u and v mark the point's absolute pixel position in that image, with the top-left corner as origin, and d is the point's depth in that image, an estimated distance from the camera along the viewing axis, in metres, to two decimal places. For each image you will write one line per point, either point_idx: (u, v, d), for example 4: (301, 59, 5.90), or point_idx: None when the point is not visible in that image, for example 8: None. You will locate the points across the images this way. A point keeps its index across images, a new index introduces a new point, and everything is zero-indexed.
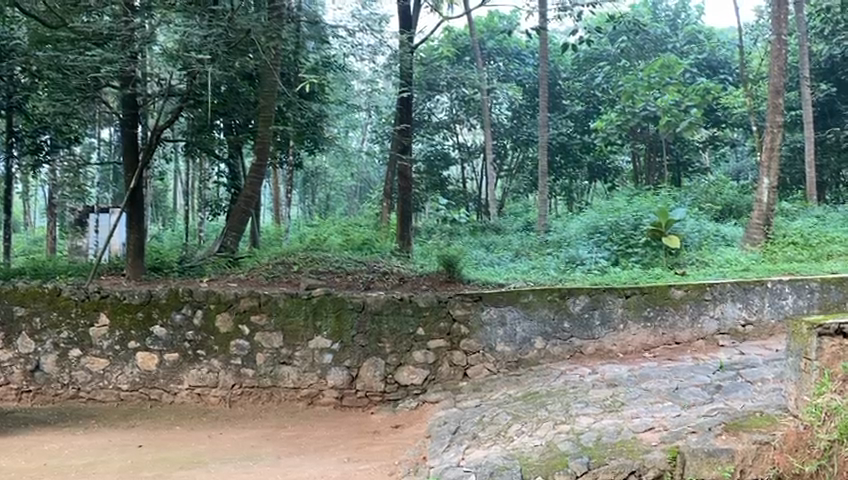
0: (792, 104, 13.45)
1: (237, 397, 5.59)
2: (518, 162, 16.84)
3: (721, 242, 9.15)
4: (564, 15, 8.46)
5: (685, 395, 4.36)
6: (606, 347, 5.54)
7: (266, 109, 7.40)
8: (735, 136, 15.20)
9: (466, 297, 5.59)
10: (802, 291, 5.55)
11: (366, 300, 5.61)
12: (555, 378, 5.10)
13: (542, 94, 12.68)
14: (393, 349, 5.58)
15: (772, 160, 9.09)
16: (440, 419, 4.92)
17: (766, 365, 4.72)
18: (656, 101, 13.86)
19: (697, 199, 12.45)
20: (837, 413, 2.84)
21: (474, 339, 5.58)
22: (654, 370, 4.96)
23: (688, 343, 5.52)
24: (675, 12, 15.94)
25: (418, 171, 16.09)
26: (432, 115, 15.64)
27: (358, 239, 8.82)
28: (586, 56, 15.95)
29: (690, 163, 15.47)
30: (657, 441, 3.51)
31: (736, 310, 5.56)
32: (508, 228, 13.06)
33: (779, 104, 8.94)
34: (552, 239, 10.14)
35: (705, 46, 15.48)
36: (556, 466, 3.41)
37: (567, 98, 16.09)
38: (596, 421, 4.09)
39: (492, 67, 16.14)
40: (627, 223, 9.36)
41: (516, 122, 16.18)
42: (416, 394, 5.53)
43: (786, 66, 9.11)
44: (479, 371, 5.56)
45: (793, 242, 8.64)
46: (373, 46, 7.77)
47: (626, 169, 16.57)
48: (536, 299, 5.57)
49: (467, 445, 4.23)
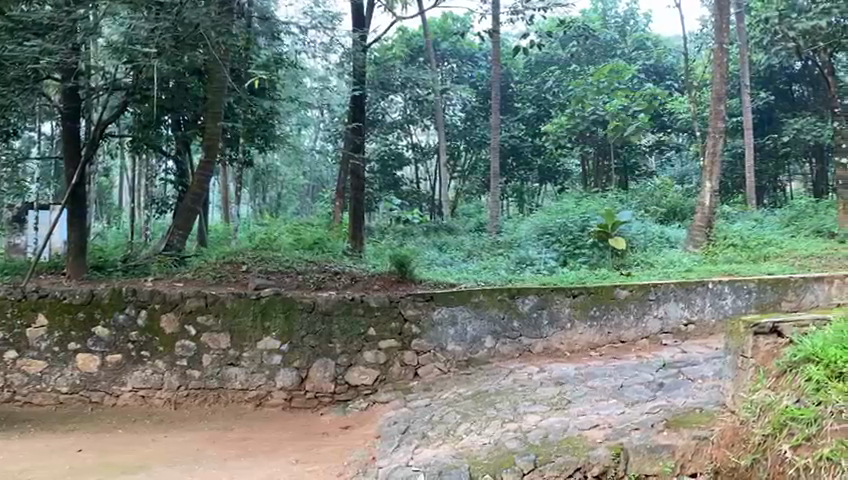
0: (733, 111, 13.92)
1: (182, 399, 5.45)
2: (471, 163, 16.78)
3: (665, 244, 9.42)
4: (516, 18, 8.63)
5: (629, 393, 4.46)
6: (554, 346, 5.63)
7: (215, 106, 7.31)
8: (679, 140, 15.79)
9: (418, 297, 5.61)
10: (741, 291, 5.73)
11: (317, 300, 5.55)
12: (504, 377, 5.15)
13: (495, 97, 12.81)
14: (344, 349, 5.54)
15: (714, 165, 9.38)
16: (389, 419, 4.92)
17: (706, 364, 4.87)
18: (604, 105, 14.20)
19: (642, 202, 12.77)
20: (769, 409, 2.74)
21: (425, 339, 5.60)
22: (599, 369, 5.06)
23: (632, 342, 5.66)
24: (623, 19, 16.40)
25: (370, 170, 16.24)
26: (386, 115, 15.80)
27: (309, 239, 8.73)
28: (537, 61, 16.31)
29: (637, 167, 15.80)
30: (602, 439, 3.59)
31: (678, 310, 5.72)
32: (460, 229, 13.10)
33: (721, 110, 9.22)
34: (504, 239, 10.25)
35: (652, 53, 15.97)
36: (503, 465, 3.53)
37: (519, 101, 16.35)
38: (543, 419, 4.16)
39: (445, 68, 16.34)
40: (575, 225, 9.52)
41: (469, 124, 16.27)
42: (366, 395, 5.50)
43: (726, 74, 9.42)
44: (430, 371, 5.58)
45: (733, 245, 8.94)
46: (325, 44, 7.56)
47: (577, 172, 16.60)
48: (487, 299, 5.63)
49: (416, 445, 4.24)
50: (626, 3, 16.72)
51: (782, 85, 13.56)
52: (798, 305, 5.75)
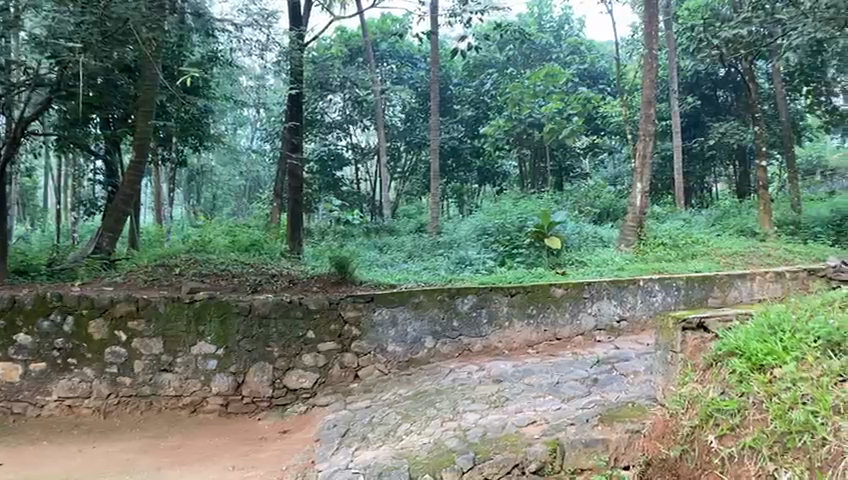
0: (662, 115, 14.44)
1: (113, 408, 5.24)
2: (411, 165, 16.93)
3: (598, 243, 9.67)
4: (454, 21, 8.76)
5: (565, 389, 4.57)
6: (493, 344, 5.71)
7: (146, 104, 7.01)
8: (612, 143, 16.02)
9: (358, 298, 5.57)
10: (670, 289, 5.97)
11: (253, 303, 5.44)
12: (444, 377, 5.18)
13: (434, 98, 12.78)
14: (282, 352, 5.45)
15: (644, 166, 9.70)
16: (329, 422, 4.87)
17: (637, 359, 5.04)
18: (540, 109, 14.65)
19: (577, 202, 13.09)
20: (698, 402, 2.83)
21: (365, 341, 5.57)
22: (537, 366, 5.15)
23: (568, 339, 5.79)
24: (559, 24, 16.72)
25: (308, 171, 15.90)
26: (325, 115, 15.55)
27: (245, 240, 8.55)
28: (475, 63, 16.25)
29: (572, 169, 16.25)
30: (539, 435, 3.69)
31: (611, 307, 5.90)
32: (401, 230, 13.14)
33: (651, 113, 9.53)
34: (445, 240, 10.31)
35: (586, 58, 16.54)
36: (442, 464, 3.56)
37: (457, 102, 16.29)
38: (482, 417, 4.20)
39: (385, 69, 16.29)
40: (513, 225, 9.69)
41: (409, 125, 16.36)
42: (305, 398, 5.42)
43: (656, 78, 9.72)
44: (370, 372, 5.55)
45: (662, 244, 9.27)
46: (261, 43, 7.18)
47: (513, 173, 16.86)
48: (427, 299, 5.64)
49: (356, 447, 4.21)
50: (560, 8, 17.06)
51: (707, 90, 14.15)
52: (722, 300, 6.04)
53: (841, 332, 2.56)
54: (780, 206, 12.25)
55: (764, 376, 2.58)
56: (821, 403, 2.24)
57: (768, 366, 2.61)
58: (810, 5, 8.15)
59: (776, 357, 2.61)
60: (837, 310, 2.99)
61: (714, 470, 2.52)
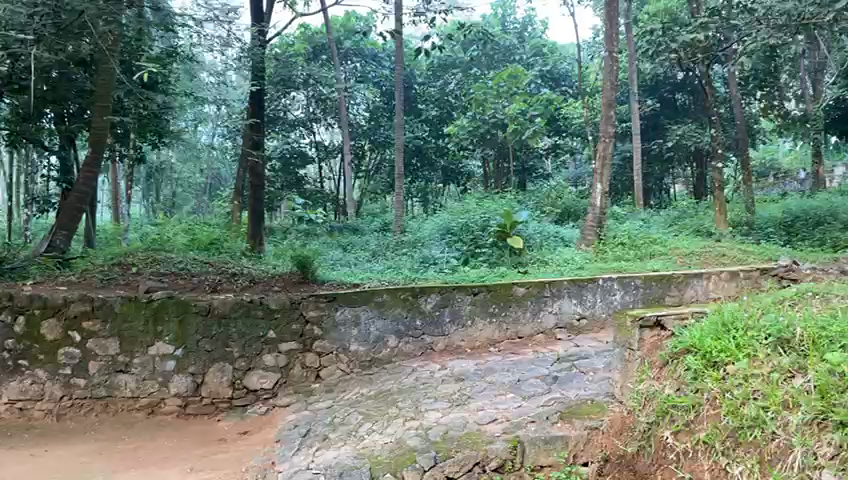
0: (622, 117, 14.71)
1: (66, 410, 5.11)
2: (375, 164, 16.82)
3: (559, 242, 9.79)
4: (419, 20, 8.72)
5: (526, 387, 4.61)
6: (456, 343, 5.74)
7: (103, 99, 6.86)
8: (574, 145, 16.43)
9: (320, 298, 5.53)
10: (629, 287, 6.09)
11: (213, 303, 5.36)
12: (406, 376, 5.18)
13: (399, 98, 12.76)
14: (242, 353, 5.38)
15: (605, 168, 9.86)
16: (290, 423, 4.82)
17: (597, 356, 5.12)
18: (504, 109, 14.59)
19: (539, 202, 13.23)
20: (655, 398, 2.88)
21: (327, 341, 5.53)
22: (499, 364, 5.19)
23: (529, 337, 5.86)
24: (522, 25, 16.92)
25: (271, 169, 15.52)
26: (288, 112, 15.38)
27: (204, 239, 8.40)
28: (440, 62, 16.30)
29: (534, 169, 16.43)
30: (499, 432, 3.74)
31: (572, 305, 5.99)
32: (365, 229, 13.09)
33: (611, 115, 9.70)
34: (408, 239, 10.32)
35: (549, 59, 16.76)
36: (403, 463, 3.56)
37: (421, 102, 16.38)
38: (444, 415, 4.22)
39: (349, 67, 16.14)
40: (476, 224, 9.73)
41: (373, 123, 16.16)
42: (266, 398, 5.36)
43: (616, 80, 9.86)
44: (332, 372, 5.52)
45: (622, 243, 9.44)
46: (223, 39, 7.15)
47: (478, 173, 16.74)
48: (390, 299, 5.64)
49: (317, 448, 4.19)
50: (524, 10, 17.24)
51: (667, 93, 14.45)
52: (679, 299, 6.18)
53: (790, 329, 2.64)
54: (734, 207, 12.59)
55: (717, 373, 2.65)
56: (771, 399, 2.30)
57: (721, 363, 2.68)
58: (763, 11, 8.47)
59: (729, 354, 2.68)
60: (787, 308, 3.08)
61: (669, 465, 2.58)
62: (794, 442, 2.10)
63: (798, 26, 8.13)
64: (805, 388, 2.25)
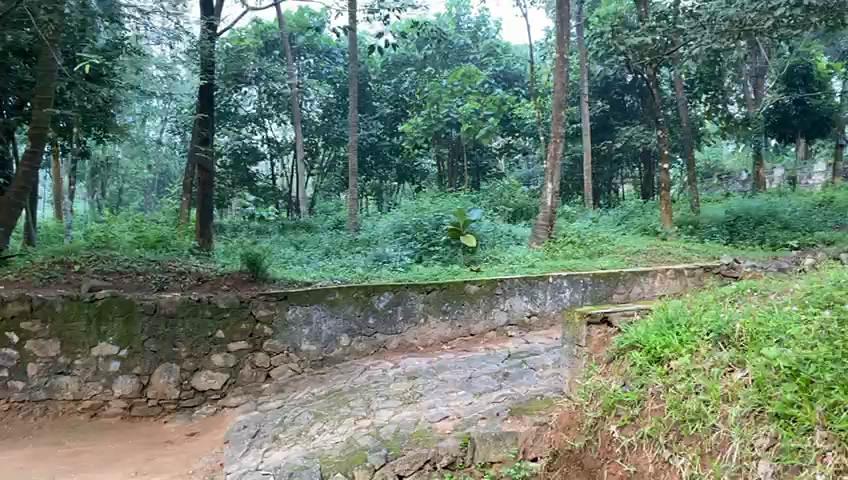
0: (573, 118, 14.98)
1: (3, 414, 4.92)
2: (329, 161, 16.77)
3: (511, 240, 9.91)
4: (373, 17, 8.70)
5: (477, 384, 4.64)
6: (408, 341, 5.76)
7: (44, 90, 6.50)
8: (526, 144, 16.47)
9: (270, 297, 5.45)
10: (578, 285, 6.21)
11: (159, 302, 5.23)
12: (359, 375, 5.15)
13: (352, 94, 12.64)
14: (189, 353, 5.25)
15: (555, 168, 9.99)
16: (240, 423, 4.74)
17: (546, 353, 5.20)
18: (457, 108, 14.77)
19: (492, 201, 13.40)
20: (602, 394, 2.93)
21: (278, 340, 5.45)
22: (450, 362, 5.22)
23: (481, 334, 5.92)
24: (476, 25, 17.09)
25: (221, 165, 15.26)
26: (239, 108, 15.11)
27: (151, 236, 8.19)
28: (393, 61, 16.30)
29: (488, 169, 16.62)
30: (450, 430, 3.77)
31: (523, 303, 6.08)
32: (318, 227, 12.99)
33: (562, 116, 9.86)
34: (362, 237, 10.31)
35: (502, 59, 16.87)
36: (354, 462, 3.55)
37: (377, 99, 16.26)
38: (395, 414, 4.22)
39: (302, 63, 15.96)
40: (430, 223, 9.75)
41: (327, 121, 16.07)
42: (214, 400, 5.24)
43: (567, 81, 10.02)
44: (283, 372, 5.44)
45: (571, 241, 9.61)
46: (171, 32, 6.78)
47: (433, 172, 16.88)
48: (342, 297, 5.60)
49: (266, 448, 4.13)
50: (478, 10, 17.41)
51: (616, 95, 14.76)
52: (626, 296, 6.33)
53: (730, 325, 2.73)
54: (680, 207, 12.96)
55: (661, 369, 2.71)
56: (711, 393, 2.37)
57: (666, 358, 2.75)
58: (707, 17, 8.76)
59: (673, 350, 2.75)
60: (728, 305, 3.20)
61: (615, 459, 2.63)
62: (733, 435, 2.16)
63: (741, 33, 8.37)
64: (743, 382, 2.32)
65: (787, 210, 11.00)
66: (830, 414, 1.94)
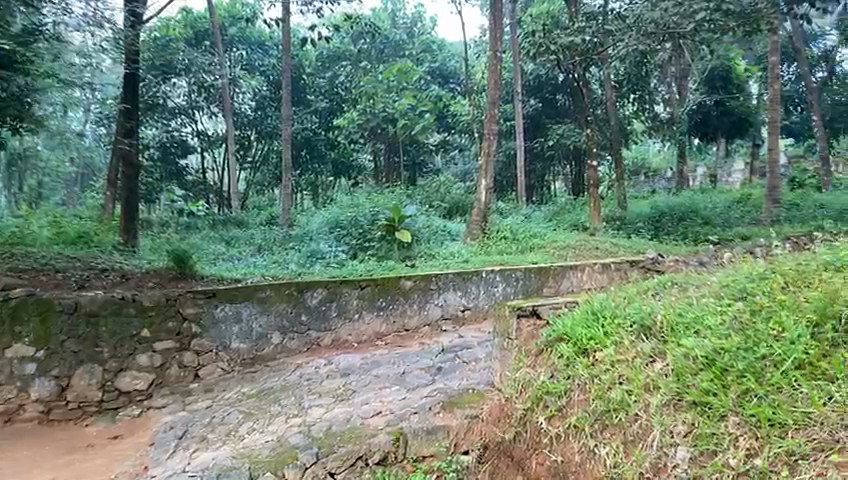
0: (506, 116, 15.22)
1: None
2: (262, 155, 16.36)
3: (446, 236, 9.98)
4: (307, 10, 8.63)
5: (410, 379, 4.65)
6: (342, 338, 5.71)
7: None
8: (462, 141, 16.64)
9: (198, 294, 5.31)
10: (510, 279, 6.32)
11: (80, 300, 4.99)
12: (291, 373, 5.08)
13: (285, 87, 12.32)
14: (112, 353, 5.05)
15: (489, 164, 10.11)
16: (166, 425, 4.59)
17: (478, 346, 5.26)
18: (393, 103, 14.82)
19: (428, 197, 13.46)
20: (529, 387, 2.99)
21: (206, 339, 5.31)
22: (384, 358, 5.21)
23: (415, 330, 5.94)
24: (412, 21, 17.10)
25: (147, 158, 14.74)
26: (167, 99, 14.47)
27: (71, 232, 7.84)
28: (328, 54, 15.93)
29: (424, 165, 16.80)
30: (383, 425, 3.77)
31: (456, 297, 6.14)
32: (250, 222, 12.74)
33: (496, 113, 9.98)
34: (296, 233, 10.15)
35: (437, 56, 17.03)
36: (284, 461, 3.50)
37: (312, 93, 15.77)
38: (327, 411, 4.17)
39: (233, 54, 15.49)
40: (365, 218, 9.70)
41: (260, 114, 15.75)
42: (140, 401, 5.05)
43: (500, 79, 10.15)
44: (211, 371, 5.31)
45: (505, 237, 9.76)
46: None
47: (368, 166, 16.73)
48: (273, 294, 5.50)
49: (193, 449, 4.02)
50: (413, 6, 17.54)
51: (548, 94, 14.98)
52: (556, 290, 6.48)
53: (651, 317, 2.83)
54: (609, 204, 13.35)
55: (587, 360, 2.79)
56: (634, 383, 2.44)
57: (591, 350, 2.83)
58: (633, 20, 9.06)
59: (597, 342, 2.84)
60: (650, 297, 3.32)
61: (543, 449, 2.68)
62: (654, 423, 2.23)
63: (665, 35, 8.83)
64: (663, 372, 2.40)
65: (707, 207, 11.52)
66: (742, 401, 2.04)
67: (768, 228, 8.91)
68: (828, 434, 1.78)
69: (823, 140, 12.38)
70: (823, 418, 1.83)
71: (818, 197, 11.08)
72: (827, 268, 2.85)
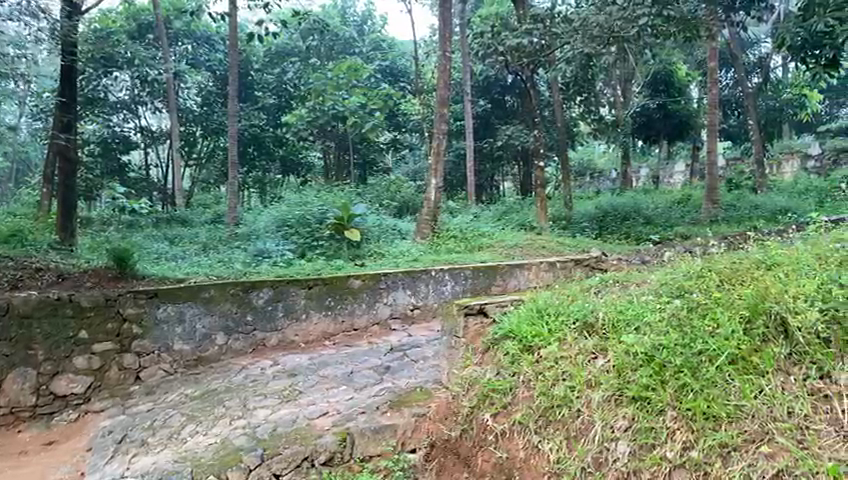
0: (457, 116, 15.33)
1: None
2: (208, 152, 16.01)
3: (397, 235, 9.96)
4: (256, 7, 8.55)
5: (358, 378, 4.64)
6: (289, 338, 5.65)
7: None
8: (413, 140, 17.09)
9: (139, 294, 5.15)
10: (459, 278, 6.38)
11: (12, 301, 4.74)
12: (235, 374, 4.99)
13: (231, 82, 12.06)
14: (47, 356, 4.84)
15: (439, 163, 10.15)
16: (104, 429, 4.42)
17: (426, 345, 5.28)
18: (343, 101, 14.62)
19: (377, 196, 13.45)
20: (476, 384, 3.00)
21: (147, 340, 5.16)
22: (332, 357, 5.17)
23: (364, 329, 5.94)
24: (362, 18, 17.33)
25: (87, 153, 14.22)
26: (108, 93, 14.11)
27: (3, 230, 7.54)
28: (277, 51, 15.84)
29: (375, 162, 16.65)
30: (329, 425, 3.75)
31: (405, 296, 6.17)
32: (195, 220, 12.46)
33: (445, 113, 10.01)
34: (243, 231, 9.98)
35: (387, 55, 16.96)
36: (228, 463, 3.42)
37: (259, 89, 15.60)
38: (273, 412, 4.12)
39: (178, 48, 15.19)
40: (313, 217, 9.60)
41: (206, 110, 15.40)
42: (77, 405, 4.86)
43: (450, 79, 10.22)
44: (153, 373, 5.16)
45: (454, 236, 9.81)
46: None
47: (318, 164, 16.61)
48: (218, 294, 5.38)
49: (133, 454, 3.90)
50: (363, 4, 17.56)
51: (497, 95, 15.20)
52: (504, 288, 6.56)
53: (593, 314, 2.89)
54: (555, 204, 13.62)
55: (531, 357, 2.83)
56: (577, 379, 2.49)
57: (536, 347, 2.88)
58: (579, 23, 9.24)
59: (542, 339, 2.89)
60: (592, 295, 3.39)
61: (488, 446, 2.69)
62: (595, 418, 2.27)
63: (611, 38, 8.93)
64: (604, 369, 2.46)
65: (649, 207, 11.87)
66: (679, 395, 2.10)
67: (706, 228, 9.24)
68: (759, 426, 1.85)
69: (757, 143, 12.90)
70: (755, 411, 1.90)
71: (754, 198, 11.50)
72: (760, 267, 2.96)
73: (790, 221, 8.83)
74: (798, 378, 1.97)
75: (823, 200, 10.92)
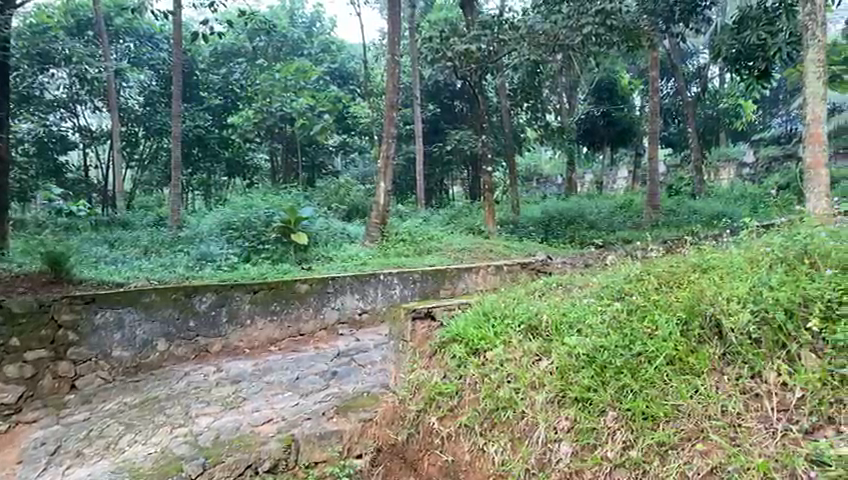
0: (406, 119, 15.38)
1: None
2: (151, 153, 15.66)
3: (345, 239, 9.92)
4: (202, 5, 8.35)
5: (304, 384, 4.60)
6: (233, 344, 5.56)
7: None
8: (362, 144, 16.89)
9: (75, 300, 4.90)
10: (407, 281, 6.41)
11: None
12: (177, 381, 4.86)
13: (174, 82, 11.70)
14: None
15: (388, 166, 10.17)
16: (36, 440, 4.17)
17: (374, 349, 5.27)
18: (291, 103, 14.55)
19: (326, 199, 13.36)
20: (423, 388, 3.00)
21: (84, 347, 4.93)
22: (278, 362, 5.11)
23: (311, 334, 5.91)
24: (310, 20, 17.06)
25: (21, 153, 13.51)
26: (44, 91, 13.50)
27: None
28: (222, 50, 15.46)
29: (324, 166, 16.73)
30: (273, 432, 3.69)
31: (354, 300, 6.18)
32: (136, 223, 12.09)
33: (394, 116, 10.01)
34: (186, 234, 9.76)
35: (336, 57, 16.88)
36: (169, 472, 3.34)
37: (204, 90, 14.97)
38: (215, 420, 4.04)
39: (120, 46, 14.71)
40: (259, 219, 9.45)
41: (149, 110, 14.96)
42: (7, 415, 4.49)
43: (399, 83, 10.21)
44: (90, 381, 4.94)
45: (403, 239, 9.83)
46: None
47: (265, 166, 15.97)
48: (159, 299, 5.24)
49: (67, 466, 3.75)
50: (312, 5, 17.32)
51: (446, 100, 15.36)
52: (452, 292, 6.63)
53: (537, 317, 2.94)
54: (503, 208, 13.79)
55: (477, 359, 2.86)
56: (521, 380, 2.53)
57: (481, 350, 2.90)
58: (526, 30, 9.37)
59: (487, 342, 2.92)
60: (535, 297, 3.46)
61: (434, 450, 2.69)
62: (539, 420, 2.30)
63: (555, 45, 9.32)
64: (548, 370, 2.49)
65: (594, 211, 12.15)
66: (619, 396, 2.16)
67: (647, 232, 9.53)
68: (694, 425, 1.91)
69: (696, 150, 13.34)
70: (690, 410, 1.96)
71: (693, 204, 11.91)
72: (695, 269, 3.07)
73: (726, 225, 9.21)
74: (730, 378, 2.03)
75: (757, 206, 11.36)
